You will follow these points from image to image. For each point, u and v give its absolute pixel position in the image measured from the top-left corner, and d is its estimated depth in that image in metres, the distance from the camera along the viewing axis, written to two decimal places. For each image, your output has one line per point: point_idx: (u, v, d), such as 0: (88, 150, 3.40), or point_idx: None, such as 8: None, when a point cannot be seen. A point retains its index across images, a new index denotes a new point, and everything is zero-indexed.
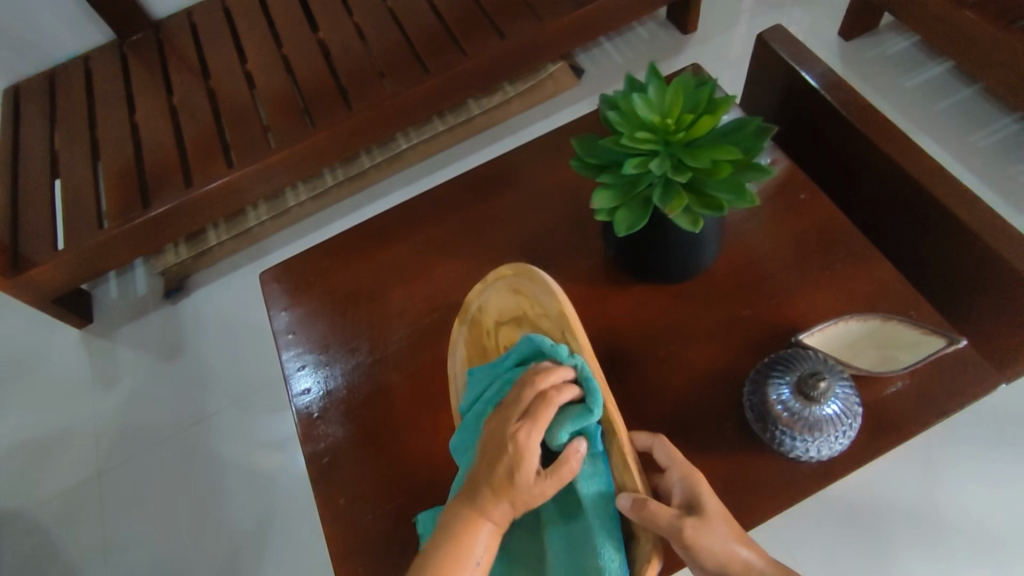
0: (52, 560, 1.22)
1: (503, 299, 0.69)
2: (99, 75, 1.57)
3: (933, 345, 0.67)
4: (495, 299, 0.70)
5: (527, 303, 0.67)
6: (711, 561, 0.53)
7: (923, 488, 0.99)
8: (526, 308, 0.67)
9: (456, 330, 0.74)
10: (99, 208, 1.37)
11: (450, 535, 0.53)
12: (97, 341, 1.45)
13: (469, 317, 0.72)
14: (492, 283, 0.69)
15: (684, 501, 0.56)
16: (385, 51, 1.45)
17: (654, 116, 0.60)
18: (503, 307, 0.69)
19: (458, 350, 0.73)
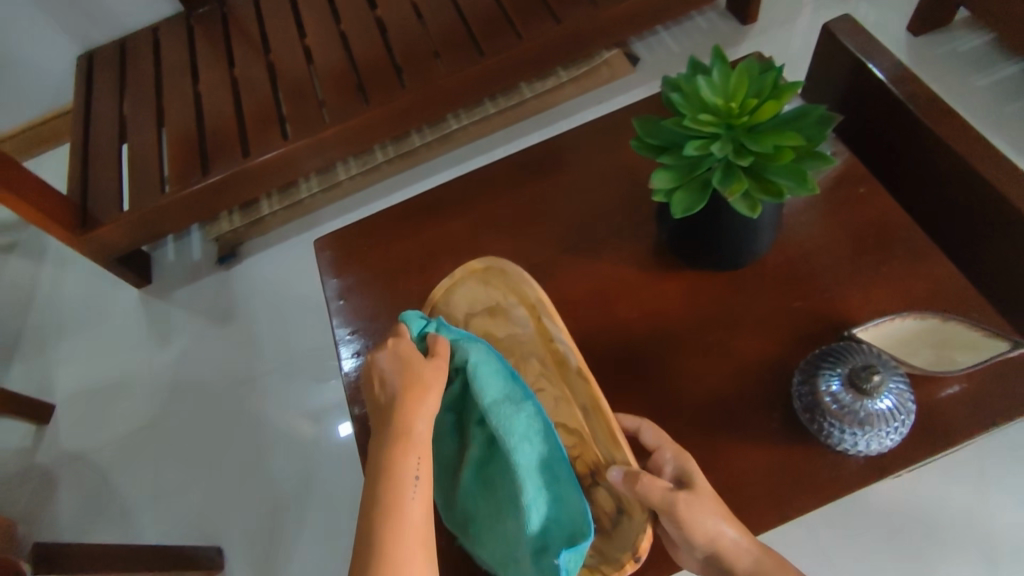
0: (105, 504, 1.29)
1: (473, 293, 0.71)
2: (166, 45, 1.63)
3: (995, 348, 0.65)
4: (467, 294, 0.71)
5: (500, 296, 0.70)
6: (703, 541, 0.53)
7: (971, 501, 0.96)
8: (497, 301, 0.70)
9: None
10: (162, 173, 1.43)
11: (382, 465, 0.53)
12: (153, 301, 1.52)
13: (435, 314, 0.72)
14: (463, 279, 0.72)
15: (675, 478, 0.56)
16: (441, 31, 1.46)
17: (718, 99, 0.59)
18: (472, 301, 0.71)
19: None
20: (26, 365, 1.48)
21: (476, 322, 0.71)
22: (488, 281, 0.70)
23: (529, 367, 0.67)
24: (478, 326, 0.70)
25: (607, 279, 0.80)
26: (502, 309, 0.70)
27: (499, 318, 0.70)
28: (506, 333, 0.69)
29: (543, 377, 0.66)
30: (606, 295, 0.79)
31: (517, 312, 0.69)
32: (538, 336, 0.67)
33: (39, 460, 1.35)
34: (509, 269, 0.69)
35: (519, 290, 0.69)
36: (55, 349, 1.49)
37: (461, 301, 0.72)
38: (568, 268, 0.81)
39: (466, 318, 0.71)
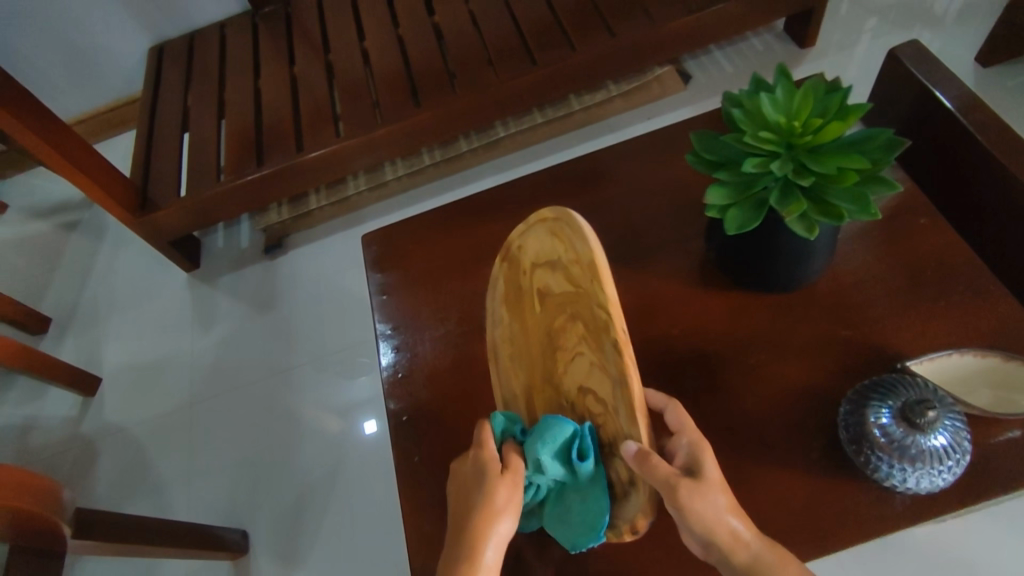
0: (141, 478, 1.33)
1: (542, 240, 0.66)
2: (232, 42, 1.69)
3: None
4: (534, 241, 0.67)
5: (564, 248, 0.62)
6: (699, 525, 0.53)
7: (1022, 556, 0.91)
8: (560, 252, 0.63)
9: (496, 271, 0.74)
10: (218, 163, 1.48)
11: None
12: (200, 285, 1.57)
13: (509, 254, 0.71)
14: (533, 224, 0.66)
15: (686, 466, 0.55)
16: (496, 40, 1.48)
17: (781, 117, 0.58)
18: (538, 248, 0.67)
19: (497, 288, 0.74)
20: (77, 338, 1.54)
21: (541, 271, 0.67)
22: (556, 228, 0.63)
23: (575, 328, 0.63)
24: (540, 277, 0.67)
25: (651, 293, 0.79)
26: (564, 262, 0.63)
27: (558, 271, 0.64)
28: (568, 288, 0.63)
29: (582, 342, 0.62)
30: (649, 309, 0.78)
31: (577, 270, 0.61)
32: (590, 300, 0.59)
33: (84, 430, 1.40)
34: (572, 222, 0.59)
35: (577, 248, 0.59)
36: (106, 325, 1.55)
37: (529, 248, 0.68)
38: (612, 280, 0.81)
39: (533, 265, 0.68)
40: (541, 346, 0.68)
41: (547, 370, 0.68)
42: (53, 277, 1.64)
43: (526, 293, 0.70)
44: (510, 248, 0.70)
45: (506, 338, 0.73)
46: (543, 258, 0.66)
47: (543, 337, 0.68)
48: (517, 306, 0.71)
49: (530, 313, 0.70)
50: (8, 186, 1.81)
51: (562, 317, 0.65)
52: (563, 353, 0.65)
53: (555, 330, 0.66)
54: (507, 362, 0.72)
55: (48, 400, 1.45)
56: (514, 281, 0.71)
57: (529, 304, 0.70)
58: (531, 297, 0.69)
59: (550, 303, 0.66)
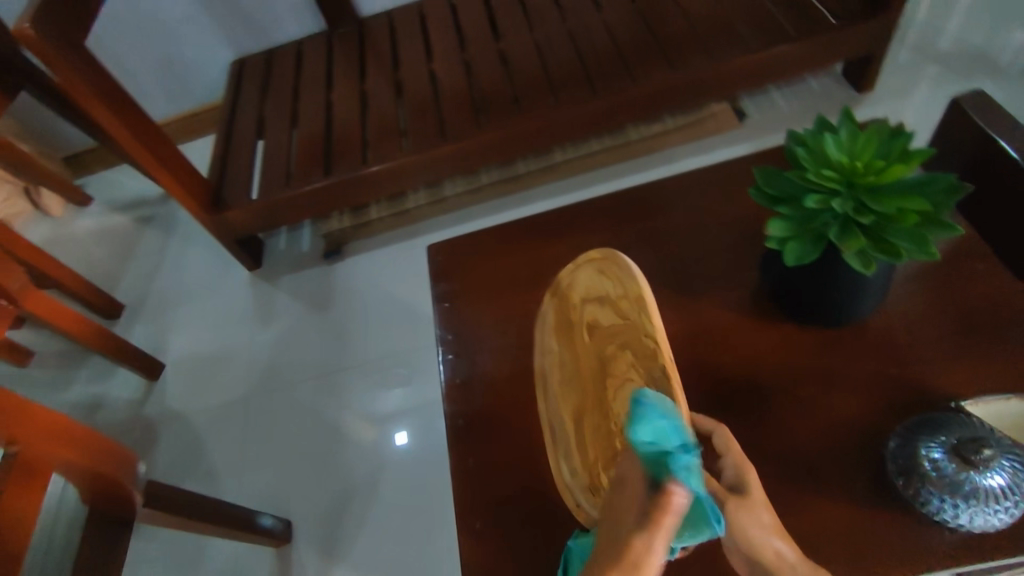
0: (195, 463, 1.40)
1: (590, 280, 0.75)
2: (309, 58, 1.80)
3: None
4: (580, 278, 0.76)
5: (613, 285, 0.71)
6: (745, 544, 0.58)
7: None
8: (608, 288, 0.72)
9: (544, 307, 0.81)
10: (290, 170, 1.58)
11: None
12: (262, 284, 1.66)
13: (559, 290, 0.79)
14: (581, 264, 0.75)
15: (733, 484, 0.62)
16: (558, 69, 1.54)
17: (844, 157, 0.61)
18: (584, 285, 0.76)
19: (546, 320, 0.80)
20: (146, 326, 1.64)
21: (589, 306, 0.75)
22: (605, 270, 0.72)
23: (623, 356, 0.68)
24: (588, 311, 0.75)
25: (704, 319, 0.82)
26: (613, 299, 0.71)
27: (606, 306, 0.73)
28: (615, 320, 0.71)
29: (632, 368, 0.66)
30: (702, 334, 0.81)
31: (625, 303, 0.69)
32: (639, 330, 0.66)
33: (145, 413, 1.48)
34: (620, 262, 0.70)
35: (627, 284, 0.68)
36: (173, 314, 1.65)
37: (578, 286, 0.76)
38: (666, 303, 0.84)
39: (581, 301, 0.76)
40: (589, 374, 0.73)
41: (596, 397, 0.72)
42: (129, 266, 1.75)
43: (573, 327, 0.77)
44: (558, 285, 0.79)
45: (556, 369, 0.77)
46: (590, 293, 0.75)
47: (593, 365, 0.73)
48: (564, 337, 0.78)
49: (579, 344, 0.76)
50: (95, 181, 1.95)
51: (609, 345, 0.71)
52: (612, 379, 0.70)
53: (603, 358, 0.72)
54: (557, 392, 0.76)
55: (116, 381, 1.55)
56: (563, 315, 0.78)
57: (577, 336, 0.76)
58: (579, 330, 0.76)
59: (597, 333, 0.73)
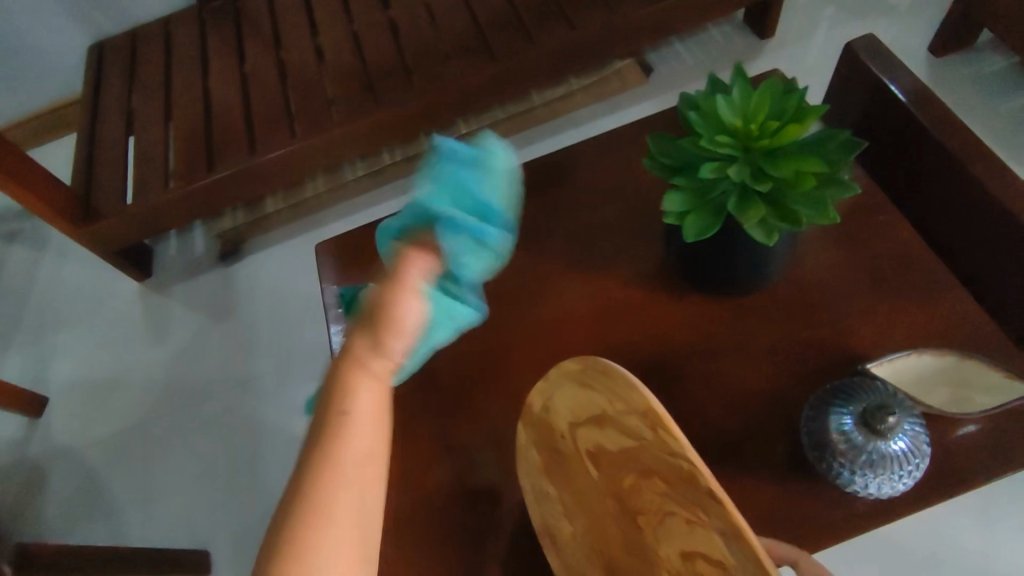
0: (97, 502, 1.30)
1: (573, 395, 0.60)
2: (179, 39, 1.62)
3: (1015, 391, 0.65)
4: (561, 398, 0.62)
5: (604, 397, 0.57)
6: None
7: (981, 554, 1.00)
8: (604, 407, 0.57)
9: (525, 435, 0.68)
10: (167, 167, 1.42)
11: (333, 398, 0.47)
12: (153, 296, 1.52)
13: (535, 417, 0.66)
14: (557, 379, 0.62)
15: None
16: (453, 35, 1.44)
17: (737, 120, 0.57)
18: (568, 404, 0.61)
19: (532, 458, 0.67)
20: (23, 356, 1.47)
21: (582, 430, 0.60)
22: (589, 381, 0.58)
23: (648, 487, 0.54)
24: (583, 437, 0.60)
25: (613, 299, 0.78)
26: (608, 414, 0.56)
27: (606, 425, 0.57)
28: (621, 446, 0.56)
29: (666, 500, 0.52)
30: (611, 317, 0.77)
31: (628, 419, 0.54)
32: (653, 450, 0.52)
33: (33, 453, 1.36)
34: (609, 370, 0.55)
35: (625, 397, 0.54)
36: (52, 339, 1.49)
37: (561, 406, 0.62)
38: (575, 283, 0.80)
39: (570, 424, 0.62)
40: (607, 509, 0.59)
41: (625, 537, 0.57)
42: None
43: (568, 458, 0.63)
44: (538, 408, 0.65)
45: (571, 508, 0.64)
46: (576, 413, 0.61)
47: (614, 506, 0.58)
48: (561, 468, 0.64)
49: (584, 476, 0.61)
50: None
51: (625, 474, 0.56)
52: (639, 517, 0.55)
53: (621, 492, 0.57)
54: (575, 539, 0.64)
55: None
56: (552, 439, 0.64)
57: (576, 469, 0.62)
58: (579, 459, 0.61)
59: (602, 462, 0.58)
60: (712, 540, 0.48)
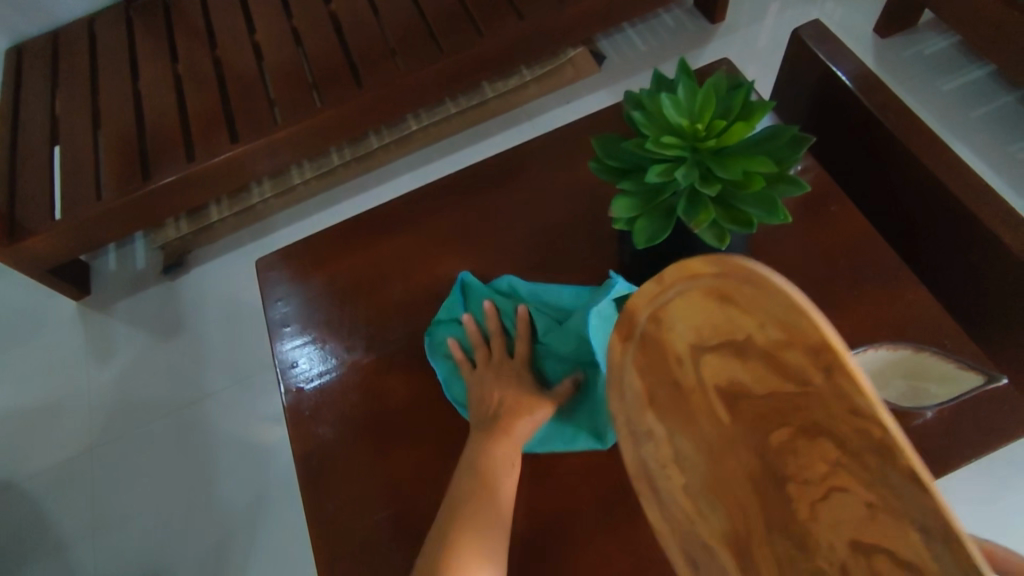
0: (42, 535, 1.24)
1: (694, 310, 0.44)
2: (103, 39, 1.52)
3: (970, 381, 0.66)
4: (677, 314, 0.45)
5: (747, 320, 0.40)
6: None
7: None
8: (743, 330, 0.41)
9: (620, 356, 0.51)
10: (99, 177, 1.34)
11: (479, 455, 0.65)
12: (93, 315, 1.45)
13: (635, 334, 0.49)
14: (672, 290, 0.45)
15: None
16: (399, 28, 1.39)
17: (683, 119, 0.55)
18: (686, 320, 0.45)
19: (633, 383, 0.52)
20: None
21: (710, 359, 0.45)
22: (727, 293, 0.40)
23: (816, 449, 0.40)
24: (714, 367, 0.45)
25: None
26: (751, 342, 0.41)
27: (747, 355, 0.42)
28: (771, 386, 0.41)
29: (848, 473, 0.38)
30: None
31: (787, 354, 0.39)
32: (830, 405, 0.37)
33: None
34: (766, 284, 0.37)
35: (788, 327, 0.37)
36: None
37: (681, 326, 0.46)
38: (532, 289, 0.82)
39: (692, 347, 0.46)
40: (745, 461, 0.45)
41: (767, 498, 0.45)
42: None
43: (687, 392, 0.48)
44: (649, 325, 0.48)
45: (685, 450, 0.50)
46: (701, 333, 0.44)
47: (758, 462, 0.45)
48: (676, 403, 0.49)
49: (714, 417, 0.47)
50: None
51: (775, 428, 0.43)
52: (791, 480, 0.43)
53: (767, 449, 0.44)
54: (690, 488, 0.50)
55: None
56: (664, 366, 0.49)
57: (695, 406, 0.48)
58: (704, 396, 0.47)
59: (743, 408, 0.44)
60: (911, 534, 0.34)
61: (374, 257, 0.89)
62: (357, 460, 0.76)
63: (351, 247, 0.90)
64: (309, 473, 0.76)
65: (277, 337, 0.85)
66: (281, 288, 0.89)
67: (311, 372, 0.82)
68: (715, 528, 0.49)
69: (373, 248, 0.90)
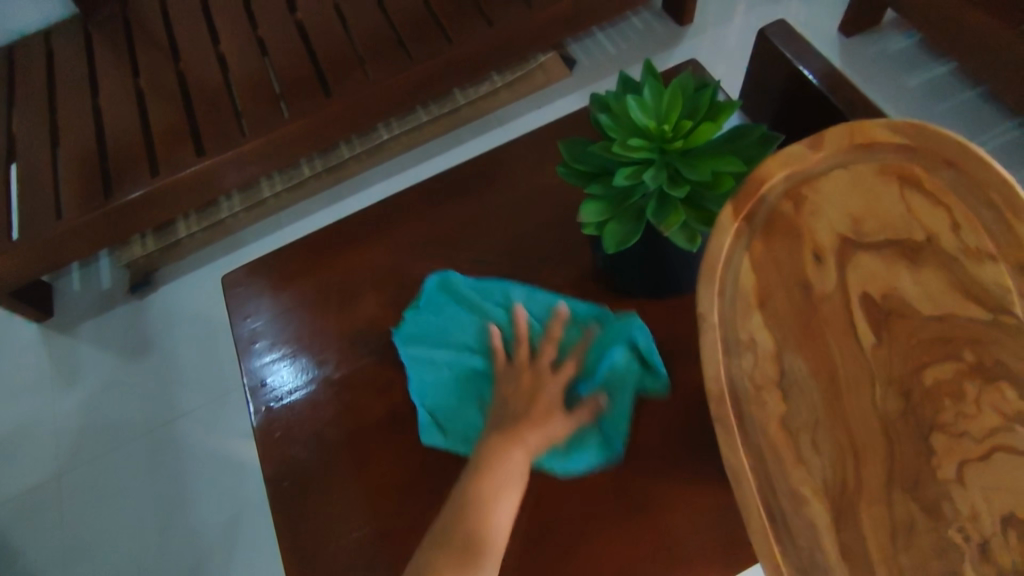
0: (8, 568, 1.20)
1: (856, 203, 0.54)
2: (60, 53, 1.47)
3: None
4: (832, 208, 0.55)
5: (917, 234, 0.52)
6: None
7: None
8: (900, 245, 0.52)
9: (731, 242, 0.56)
10: (58, 195, 1.29)
11: (491, 459, 0.65)
12: (57, 337, 1.40)
13: (763, 214, 0.56)
14: (843, 188, 0.55)
15: None
16: (366, 36, 1.37)
17: (650, 121, 0.55)
18: (833, 220, 0.54)
19: (741, 265, 0.55)
20: None
21: (860, 257, 0.53)
22: (914, 183, 0.53)
23: (965, 379, 0.48)
24: (867, 268, 0.53)
25: None
26: (931, 247, 0.51)
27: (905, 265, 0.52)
28: (948, 307, 0.50)
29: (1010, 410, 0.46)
30: None
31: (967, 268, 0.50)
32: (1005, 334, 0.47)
33: None
34: (978, 181, 0.51)
35: (1012, 244, 0.48)
36: None
37: (835, 208, 0.55)
38: None
39: (841, 240, 0.54)
40: (882, 391, 0.50)
41: (900, 449, 0.49)
42: None
43: (822, 297, 0.54)
44: (785, 205, 0.56)
45: (796, 371, 0.53)
46: (848, 237, 0.54)
47: (886, 376, 0.51)
48: (800, 313, 0.54)
49: (851, 321, 0.53)
50: None
51: (942, 363, 0.49)
52: (940, 430, 0.48)
53: (922, 385, 0.50)
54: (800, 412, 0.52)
55: None
56: (784, 257, 0.55)
57: (826, 315, 0.53)
58: (843, 299, 0.53)
59: (895, 330, 0.51)
60: None
61: (344, 269, 0.87)
62: (331, 479, 0.74)
63: (319, 260, 0.88)
64: (281, 494, 0.74)
65: (247, 355, 0.82)
66: (248, 304, 0.86)
67: (281, 390, 0.79)
68: (816, 479, 0.50)
69: (343, 260, 0.87)
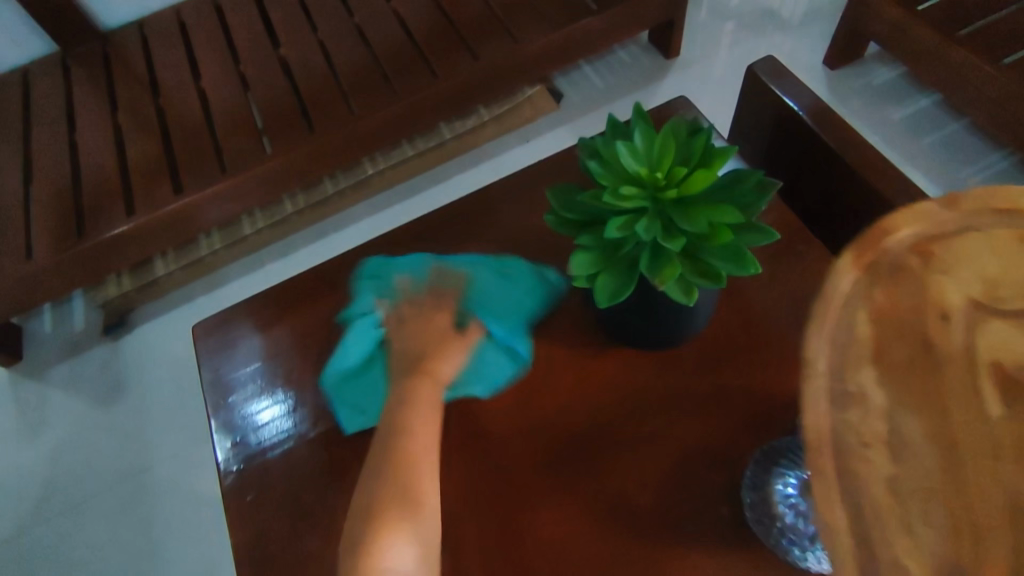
0: None
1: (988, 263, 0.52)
2: (37, 90, 1.44)
3: None
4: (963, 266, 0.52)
5: None
6: None
7: None
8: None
9: (852, 291, 0.52)
10: (30, 235, 1.25)
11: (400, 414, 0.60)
12: (26, 381, 1.34)
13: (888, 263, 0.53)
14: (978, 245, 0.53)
15: None
16: (351, 71, 1.35)
17: (641, 168, 0.52)
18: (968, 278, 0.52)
19: (859, 317, 0.51)
20: None
21: (990, 323, 0.50)
22: None
23: None
24: (999, 332, 0.50)
25: (534, 361, 0.75)
26: None
27: None
28: None
29: None
30: (534, 381, 0.74)
31: None
32: None
33: None
34: None
35: None
36: None
37: (961, 268, 0.52)
38: None
39: (969, 301, 0.51)
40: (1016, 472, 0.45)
41: None
42: None
43: (949, 360, 0.49)
44: (911, 259, 0.53)
45: (914, 439, 0.47)
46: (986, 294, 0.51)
47: (1014, 451, 0.46)
48: (919, 371, 0.49)
49: (981, 393, 0.48)
50: None
51: None
52: None
53: None
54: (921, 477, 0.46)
55: None
56: (905, 313, 0.51)
57: (959, 380, 0.49)
58: (973, 365, 0.49)
59: None
60: None
61: (325, 315, 0.83)
62: (305, 544, 0.69)
63: (297, 304, 0.84)
64: (254, 562, 0.69)
65: (232, 407, 0.78)
66: (225, 354, 0.82)
67: (256, 445, 0.75)
68: (925, 557, 0.44)
69: (321, 306, 0.84)
